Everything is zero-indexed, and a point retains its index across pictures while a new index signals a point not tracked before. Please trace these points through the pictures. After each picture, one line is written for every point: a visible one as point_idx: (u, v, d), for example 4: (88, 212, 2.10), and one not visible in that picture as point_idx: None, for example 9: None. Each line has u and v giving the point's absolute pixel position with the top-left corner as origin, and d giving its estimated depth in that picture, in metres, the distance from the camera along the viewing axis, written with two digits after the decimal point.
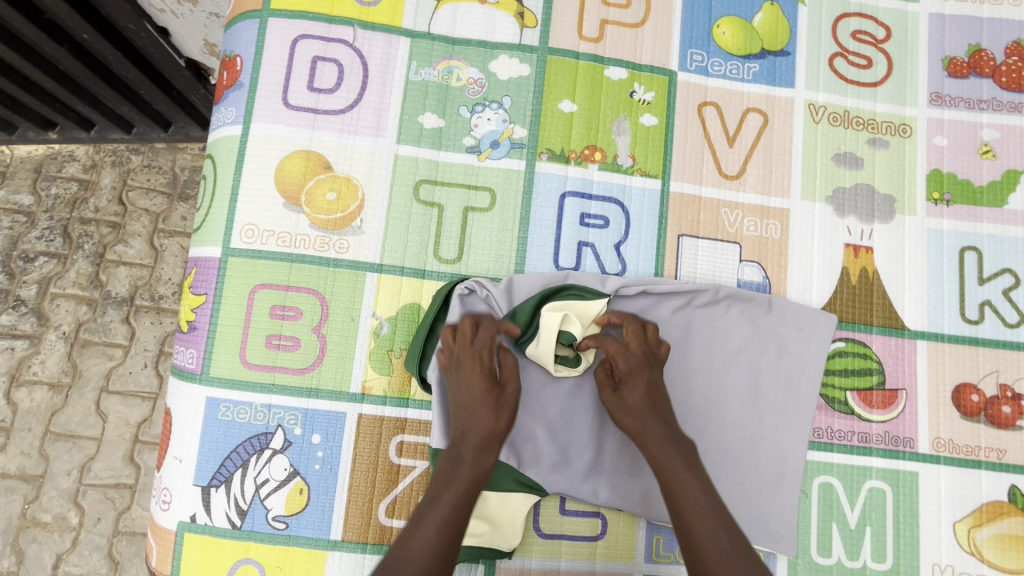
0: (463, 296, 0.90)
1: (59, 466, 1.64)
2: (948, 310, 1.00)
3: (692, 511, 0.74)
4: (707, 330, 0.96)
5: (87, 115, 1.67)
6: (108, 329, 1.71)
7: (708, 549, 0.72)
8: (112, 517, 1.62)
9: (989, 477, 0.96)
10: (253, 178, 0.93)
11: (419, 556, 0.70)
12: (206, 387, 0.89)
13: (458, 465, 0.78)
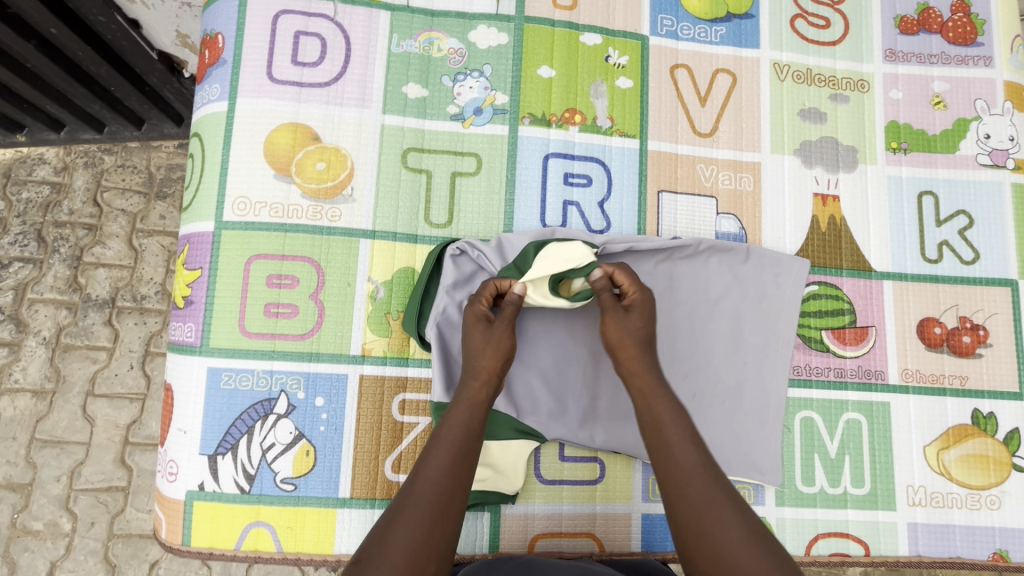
0: (455, 255, 0.93)
1: (47, 473, 1.62)
2: (910, 251, 1.07)
3: (674, 437, 0.75)
4: (689, 278, 1.00)
5: (57, 114, 1.64)
6: (90, 332, 1.69)
7: (679, 471, 0.73)
8: (106, 521, 1.60)
9: (954, 403, 1.03)
10: (243, 151, 0.94)
11: (429, 481, 0.72)
12: (206, 358, 0.90)
13: (462, 400, 0.82)
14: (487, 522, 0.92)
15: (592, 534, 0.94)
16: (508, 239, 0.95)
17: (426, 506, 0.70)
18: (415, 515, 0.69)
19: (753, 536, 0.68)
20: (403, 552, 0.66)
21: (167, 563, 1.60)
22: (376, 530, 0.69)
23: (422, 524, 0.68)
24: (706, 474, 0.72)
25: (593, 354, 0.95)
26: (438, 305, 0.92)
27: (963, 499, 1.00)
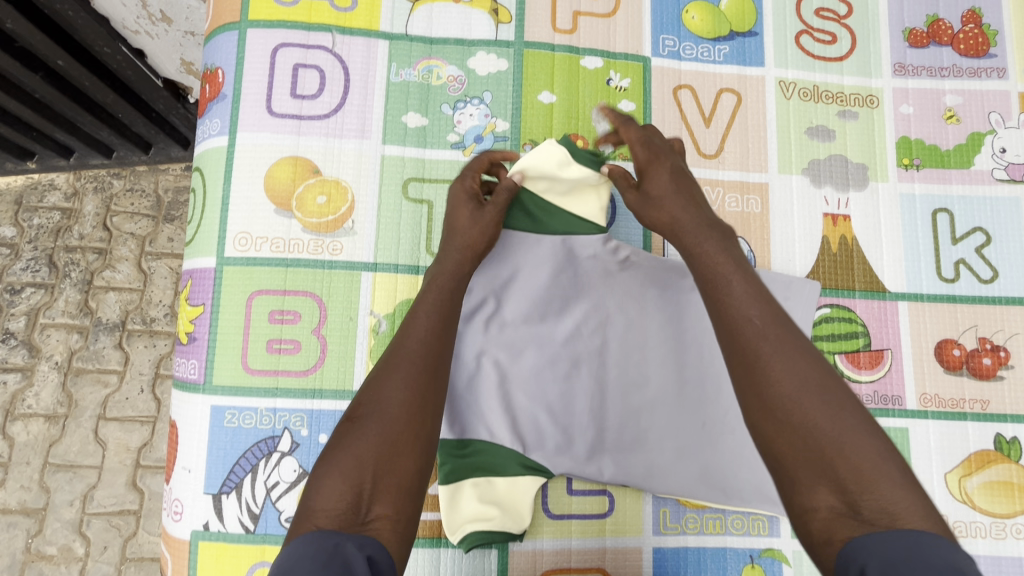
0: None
1: (61, 497, 1.62)
2: (925, 271, 1.04)
3: (760, 350, 0.62)
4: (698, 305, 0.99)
5: (68, 142, 1.66)
6: (101, 356, 1.70)
7: (755, 331, 0.63)
8: (119, 545, 1.61)
9: (975, 427, 0.99)
10: (243, 187, 0.94)
11: (416, 338, 0.72)
12: (209, 396, 0.90)
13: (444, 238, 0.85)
14: (495, 559, 0.90)
15: (602, 569, 0.92)
16: (510, 268, 0.93)
17: (416, 358, 0.70)
18: (396, 368, 0.69)
19: (848, 412, 0.59)
20: (397, 402, 0.66)
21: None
22: (362, 393, 0.68)
23: (408, 378, 0.68)
24: (814, 388, 0.59)
25: (599, 384, 0.96)
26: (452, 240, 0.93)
27: (987, 528, 0.97)
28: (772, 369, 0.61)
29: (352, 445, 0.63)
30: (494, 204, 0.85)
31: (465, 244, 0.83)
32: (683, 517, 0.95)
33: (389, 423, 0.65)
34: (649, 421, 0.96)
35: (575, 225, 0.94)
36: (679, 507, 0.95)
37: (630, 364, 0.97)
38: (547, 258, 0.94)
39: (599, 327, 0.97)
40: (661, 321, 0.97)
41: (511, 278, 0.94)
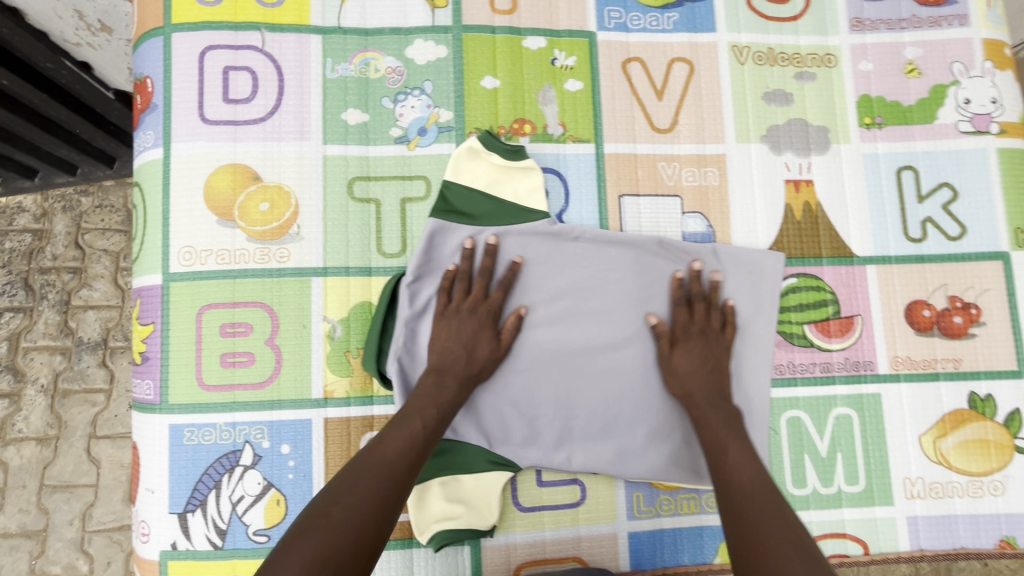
0: (411, 282, 0.91)
1: (60, 517, 1.63)
2: (891, 231, 1.01)
3: (744, 503, 0.77)
4: (661, 286, 0.97)
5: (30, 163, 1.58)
6: (86, 375, 1.69)
7: (740, 485, 0.79)
8: (123, 558, 1.63)
9: (949, 387, 0.98)
10: (182, 200, 0.91)
11: (396, 450, 0.77)
12: (167, 415, 0.89)
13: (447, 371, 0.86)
14: (468, 556, 0.90)
15: (578, 558, 0.92)
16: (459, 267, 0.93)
17: (393, 465, 0.75)
18: (380, 480, 0.73)
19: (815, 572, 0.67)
20: (367, 510, 0.70)
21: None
22: (334, 490, 0.72)
23: (383, 492, 0.73)
24: (786, 532, 0.72)
25: (563, 375, 0.93)
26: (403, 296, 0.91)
27: (964, 487, 0.96)
28: (751, 521, 0.74)
29: (312, 543, 0.66)
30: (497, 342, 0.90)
31: (462, 388, 0.86)
32: (657, 500, 0.94)
33: (354, 527, 0.68)
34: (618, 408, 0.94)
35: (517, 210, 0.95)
36: (652, 490, 0.94)
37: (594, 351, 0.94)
38: (502, 253, 0.94)
39: (560, 316, 0.95)
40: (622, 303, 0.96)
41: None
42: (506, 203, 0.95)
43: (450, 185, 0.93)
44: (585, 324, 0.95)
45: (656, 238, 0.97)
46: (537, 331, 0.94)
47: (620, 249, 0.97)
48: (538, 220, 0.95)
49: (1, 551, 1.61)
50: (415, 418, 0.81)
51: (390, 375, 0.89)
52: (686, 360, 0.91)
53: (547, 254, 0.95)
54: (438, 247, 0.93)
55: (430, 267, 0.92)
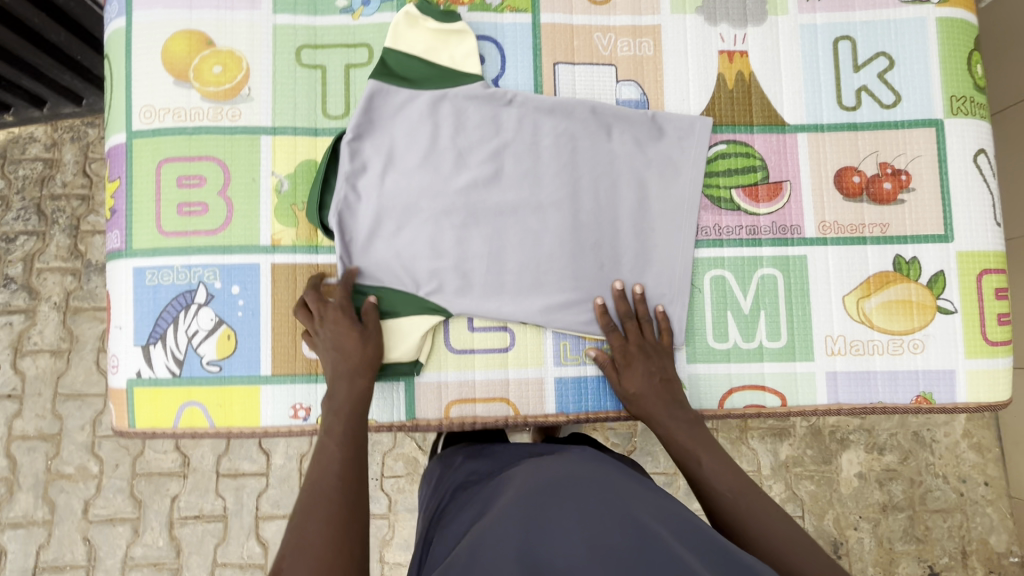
0: (351, 141, 0.97)
1: (73, 423, 1.71)
2: (825, 100, 1.03)
3: (707, 462, 0.86)
4: (591, 153, 1.01)
5: (35, 90, 1.62)
6: (95, 294, 1.74)
7: (731, 504, 0.80)
8: (129, 461, 1.70)
9: (875, 250, 1.00)
10: (142, 63, 0.98)
11: (328, 478, 0.79)
12: (131, 259, 0.97)
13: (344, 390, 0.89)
14: (402, 391, 0.97)
15: (506, 399, 0.99)
16: (398, 130, 0.99)
17: (330, 494, 0.77)
18: (328, 503, 0.76)
19: (775, 514, 0.77)
20: (320, 541, 0.71)
21: (185, 495, 1.68)
22: (287, 547, 0.71)
23: (333, 518, 0.74)
24: (739, 486, 0.82)
25: (495, 232, 0.99)
26: (344, 165, 0.97)
27: (885, 345, 0.99)
28: (710, 478, 0.84)
29: None
30: (370, 323, 0.92)
31: (359, 368, 0.90)
32: (583, 349, 1.00)
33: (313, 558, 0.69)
34: (547, 264, 1.00)
35: (452, 75, 0.99)
36: (579, 339, 1.00)
37: (525, 210, 1.00)
38: (439, 115, 0.99)
39: (493, 177, 1.00)
40: (554, 168, 1.01)
41: (405, 135, 0.99)
42: (442, 69, 0.99)
43: (389, 51, 0.98)
44: (518, 184, 1.00)
45: (587, 104, 1.01)
46: (472, 191, 0.99)
47: (552, 114, 1.01)
48: (473, 84, 0.99)
49: (20, 451, 1.70)
50: (327, 452, 0.83)
51: (331, 226, 0.96)
52: (641, 394, 0.94)
53: (484, 117, 1.00)
54: (377, 109, 0.98)
55: (370, 129, 0.98)
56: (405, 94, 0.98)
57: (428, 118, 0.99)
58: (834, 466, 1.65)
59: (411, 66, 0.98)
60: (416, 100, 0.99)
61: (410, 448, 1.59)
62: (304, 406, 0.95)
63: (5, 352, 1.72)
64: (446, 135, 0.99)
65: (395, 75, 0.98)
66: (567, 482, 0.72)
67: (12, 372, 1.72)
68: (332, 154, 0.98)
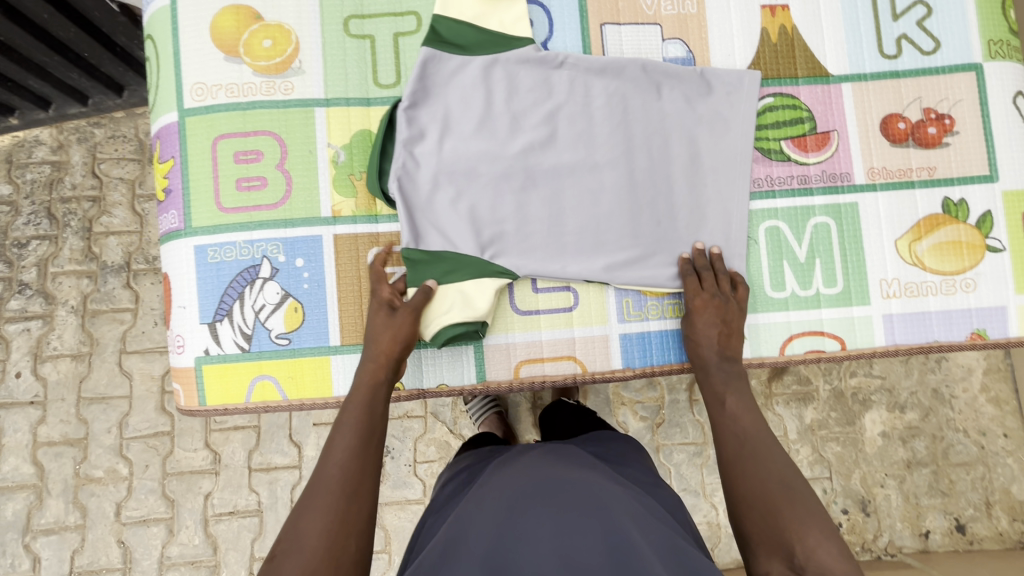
0: (408, 109, 0.97)
1: (99, 427, 1.61)
2: (867, 49, 1.05)
3: (731, 402, 0.90)
4: (643, 111, 1.02)
5: (42, 90, 1.56)
6: (113, 296, 1.64)
7: (738, 446, 0.84)
8: (159, 463, 1.60)
9: (923, 194, 1.03)
10: (190, 40, 0.98)
11: (335, 463, 0.81)
12: (191, 238, 0.97)
13: (364, 375, 0.89)
14: (471, 354, 0.98)
15: (573, 357, 1.00)
16: (453, 96, 0.99)
17: (335, 481, 0.79)
18: (331, 498, 0.77)
19: (778, 463, 0.81)
20: (316, 534, 0.73)
21: (219, 492, 1.59)
22: (285, 530, 0.75)
23: (336, 509, 0.76)
24: (756, 434, 0.85)
25: (553, 193, 0.99)
26: (402, 132, 0.97)
27: (938, 286, 1.02)
28: (729, 419, 0.89)
29: None
30: (406, 309, 0.91)
31: (381, 351, 0.90)
32: (645, 305, 1.01)
33: (307, 553, 0.71)
34: (606, 224, 1.00)
35: (503, 39, 1.00)
36: (641, 295, 1.01)
37: (581, 171, 1.00)
38: (493, 80, 1.00)
39: (549, 139, 1.00)
40: (608, 127, 1.01)
41: (460, 101, 0.99)
42: (494, 35, 1.00)
43: (439, 19, 0.98)
44: (573, 145, 1.00)
45: (637, 62, 1.02)
46: (529, 154, 0.99)
47: (603, 75, 1.02)
48: (524, 47, 1.00)
49: (46, 457, 1.60)
50: (344, 432, 0.84)
51: (393, 193, 0.95)
52: (702, 338, 0.95)
53: (536, 80, 1.00)
54: (431, 76, 0.98)
55: (425, 96, 0.98)
56: (458, 61, 0.98)
57: (481, 84, 0.99)
58: (858, 426, 1.67)
59: (464, 33, 0.99)
60: (469, 66, 0.99)
61: (441, 432, 1.58)
62: None
63: (25, 359, 1.63)
64: (500, 99, 0.99)
65: (448, 43, 0.98)
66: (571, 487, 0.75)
67: (33, 379, 1.63)
68: (388, 123, 0.97)
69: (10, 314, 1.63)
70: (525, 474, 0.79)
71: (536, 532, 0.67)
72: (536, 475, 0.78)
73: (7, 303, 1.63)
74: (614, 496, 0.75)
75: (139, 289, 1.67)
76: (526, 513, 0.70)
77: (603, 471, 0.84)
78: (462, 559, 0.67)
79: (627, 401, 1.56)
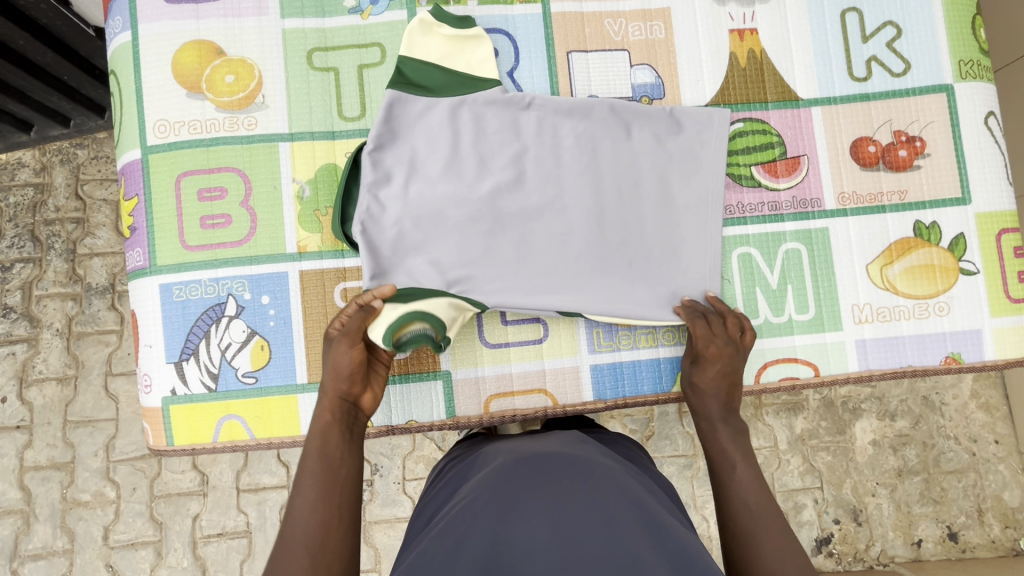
0: (373, 151, 0.96)
1: (85, 450, 1.56)
2: (837, 72, 1.04)
3: (731, 462, 0.86)
4: (612, 151, 1.01)
5: (22, 115, 1.47)
6: (98, 318, 1.58)
7: (747, 514, 0.79)
8: (146, 485, 1.55)
9: (895, 218, 1.02)
10: (152, 76, 0.97)
11: (300, 522, 0.76)
12: (156, 276, 0.96)
13: (318, 420, 0.85)
14: (441, 389, 0.97)
15: (544, 390, 0.99)
16: (420, 139, 0.98)
17: (301, 540, 0.74)
18: (297, 559, 0.72)
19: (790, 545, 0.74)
20: None
21: (207, 513, 1.55)
22: None
23: (308, 570, 0.71)
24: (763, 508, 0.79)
25: (521, 236, 0.98)
26: (368, 177, 0.96)
27: (911, 310, 1.01)
28: (735, 484, 0.83)
29: None
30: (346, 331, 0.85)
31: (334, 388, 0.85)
32: (616, 335, 1.00)
33: None
34: (575, 264, 0.98)
35: (471, 80, 0.99)
36: (611, 326, 1.00)
37: (549, 204, 0.99)
38: (459, 122, 0.99)
39: (516, 181, 0.99)
40: (577, 170, 1.00)
41: (426, 142, 0.98)
42: (461, 75, 0.99)
43: (404, 59, 0.97)
44: (541, 185, 1.00)
45: (606, 103, 1.01)
46: (497, 197, 0.98)
47: (571, 116, 1.01)
48: (491, 88, 0.99)
49: (33, 482, 1.55)
50: (307, 486, 0.79)
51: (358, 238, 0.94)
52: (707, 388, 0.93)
53: (503, 122, 1.00)
54: (397, 118, 0.97)
55: (391, 140, 0.97)
56: (425, 104, 0.98)
57: (448, 126, 0.98)
58: (849, 436, 1.66)
59: (430, 75, 0.98)
60: (435, 107, 0.98)
61: (429, 449, 1.57)
62: None
63: (10, 384, 1.57)
64: (467, 141, 0.99)
65: (414, 85, 0.98)
66: (572, 465, 0.69)
67: (20, 403, 1.57)
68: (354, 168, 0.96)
69: None
70: (523, 454, 0.74)
71: (530, 507, 0.61)
72: (534, 455, 0.73)
73: None
74: (616, 475, 0.69)
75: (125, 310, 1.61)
76: (525, 485, 0.65)
77: (600, 449, 0.82)
78: (458, 529, 0.61)
79: (616, 416, 1.54)
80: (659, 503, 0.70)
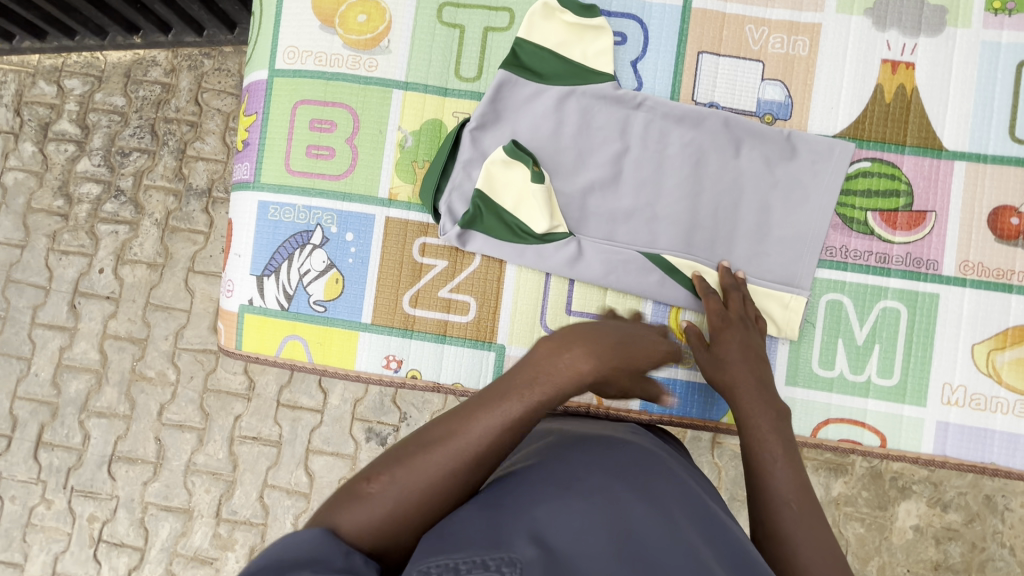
0: (474, 129, 0.97)
1: (159, 332, 1.69)
2: (995, 128, 0.93)
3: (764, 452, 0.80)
4: (717, 167, 0.96)
5: (165, 17, 1.59)
6: (192, 218, 1.69)
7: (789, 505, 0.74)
8: (202, 377, 1.68)
9: (1020, 301, 0.92)
10: (293, 3, 1.01)
11: (490, 422, 0.64)
12: (258, 192, 1.02)
13: (537, 359, 0.70)
14: (492, 361, 0.99)
15: None
16: (522, 124, 0.97)
17: (480, 441, 0.63)
18: (461, 459, 0.62)
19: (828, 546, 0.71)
20: (425, 483, 0.61)
21: (248, 416, 1.66)
22: (395, 459, 0.62)
23: (471, 470, 0.62)
24: (795, 504, 0.74)
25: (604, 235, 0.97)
26: (465, 154, 0.97)
27: (1010, 404, 0.92)
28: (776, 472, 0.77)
29: (362, 511, 0.58)
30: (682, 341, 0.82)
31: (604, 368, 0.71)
32: (678, 351, 0.97)
33: (404, 503, 0.59)
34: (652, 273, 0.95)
35: (585, 70, 0.97)
36: (675, 341, 0.97)
37: (640, 206, 0.97)
38: (566, 111, 0.97)
39: (611, 180, 0.97)
40: (676, 178, 0.96)
41: (528, 128, 0.97)
42: (575, 65, 0.97)
43: (521, 42, 0.96)
44: (637, 186, 0.97)
45: (720, 115, 0.96)
46: (588, 192, 0.97)
47: (681, 123, 0.96)
48: (603, 82, 0.96)
49: (111, 348, 1.70)
50: (497, 408, 0.65)
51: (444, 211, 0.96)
52: (729, 365, 0.88)
53: (609, 117, 0.97)
54: (504, 100, 0.97)
55: (494, 119, 0.97)
56: (532, 89, 0.97)
57: (553, 114, 0.97)
58: (890, 513, 1.54)
59: (545, 60, 0.96)
60: (544, 94, 0.97)
61: None
62: (398, 357, 0.99)
63: (108, 258, 1.71)
64: (569, 131, 0.97)
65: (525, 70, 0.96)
66: (623, 445, 0.69)
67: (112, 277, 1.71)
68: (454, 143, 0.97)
69: (103, 216, 1.70)
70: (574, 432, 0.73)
71: (590, 486, 0.59)
72: (588, 434, 0.72)
73: (103, 204, 1.71)
74: (669, 463, 0.68)
75: (216, 216, 1.71)
76: (582, 463, 0.63)
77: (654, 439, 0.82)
78: (510, 495, 0.59)
79: None
80: (713, 500, 0.68)
